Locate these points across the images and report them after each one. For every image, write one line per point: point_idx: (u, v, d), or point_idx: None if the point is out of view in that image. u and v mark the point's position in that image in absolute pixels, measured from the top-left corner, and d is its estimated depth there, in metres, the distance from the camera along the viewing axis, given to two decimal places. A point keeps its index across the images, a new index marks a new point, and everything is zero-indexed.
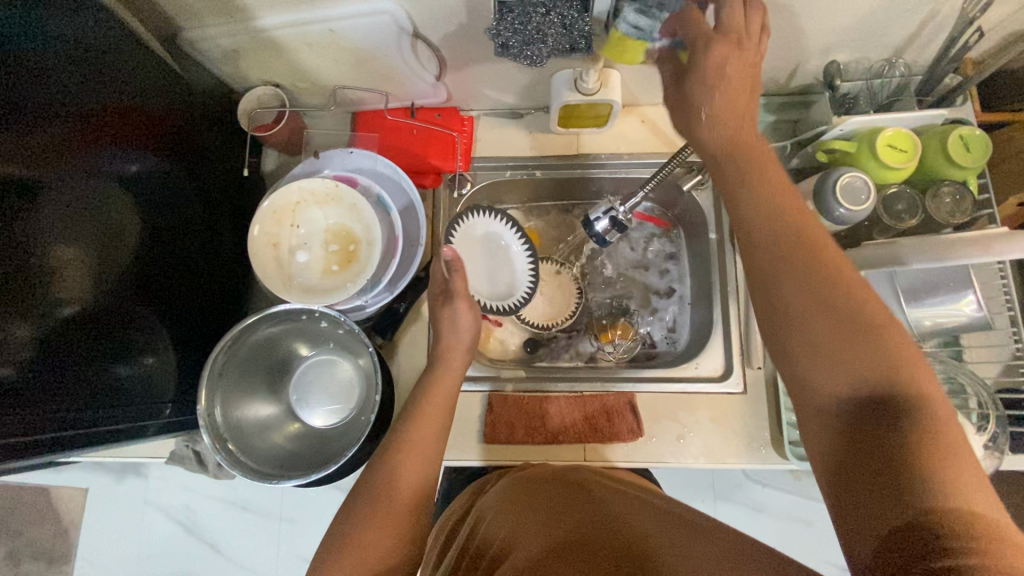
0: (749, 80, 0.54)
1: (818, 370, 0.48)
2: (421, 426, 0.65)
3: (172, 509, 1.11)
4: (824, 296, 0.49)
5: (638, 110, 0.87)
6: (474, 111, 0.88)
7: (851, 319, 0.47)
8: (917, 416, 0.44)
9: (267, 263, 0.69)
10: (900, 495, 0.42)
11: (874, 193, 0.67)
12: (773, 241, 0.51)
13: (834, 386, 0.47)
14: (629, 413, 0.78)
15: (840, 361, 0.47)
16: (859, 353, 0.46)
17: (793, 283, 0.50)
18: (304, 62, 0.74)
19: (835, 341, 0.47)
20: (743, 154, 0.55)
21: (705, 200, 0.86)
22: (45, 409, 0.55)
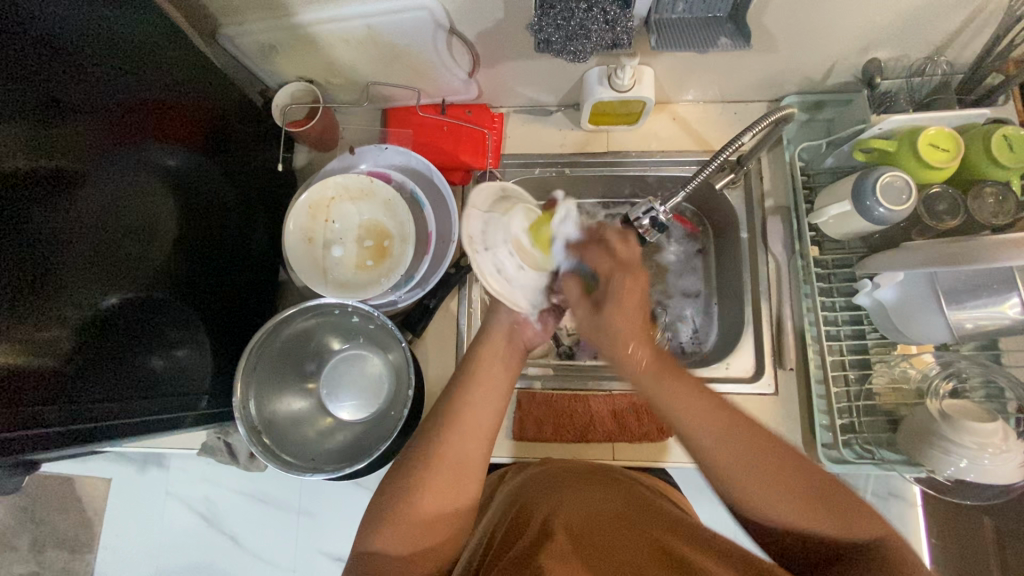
0: (640, 292, 0.59)
1: (750, 492, 0.51)
2: (478, 394, 0.60)
3: (195, 500, 1.12)
4: (740, 426, 0.52)
5: (669, 108, 0.87)
6: (504, 108, 0.88)
7: (763, 444, 0.51)
8: (857, 523, 0.49)
9: (302, 257, 0.69)
10: None
11: (915, 193, 0.65)
12: (700, 437, 0.53)
13: (755, 488, 0.51)
14: (658, 413, 0.78)
15: (778, 483, 0.50)
16: (750, 453, 0.51)
17: (742, 497, 0.52)
18: (338, 58, 0.74)
19: (747, 472, 0.51)
20: (654, 367, 0.56)
21: (737, 199, 0.85)
22: (89, 398, 0.56)
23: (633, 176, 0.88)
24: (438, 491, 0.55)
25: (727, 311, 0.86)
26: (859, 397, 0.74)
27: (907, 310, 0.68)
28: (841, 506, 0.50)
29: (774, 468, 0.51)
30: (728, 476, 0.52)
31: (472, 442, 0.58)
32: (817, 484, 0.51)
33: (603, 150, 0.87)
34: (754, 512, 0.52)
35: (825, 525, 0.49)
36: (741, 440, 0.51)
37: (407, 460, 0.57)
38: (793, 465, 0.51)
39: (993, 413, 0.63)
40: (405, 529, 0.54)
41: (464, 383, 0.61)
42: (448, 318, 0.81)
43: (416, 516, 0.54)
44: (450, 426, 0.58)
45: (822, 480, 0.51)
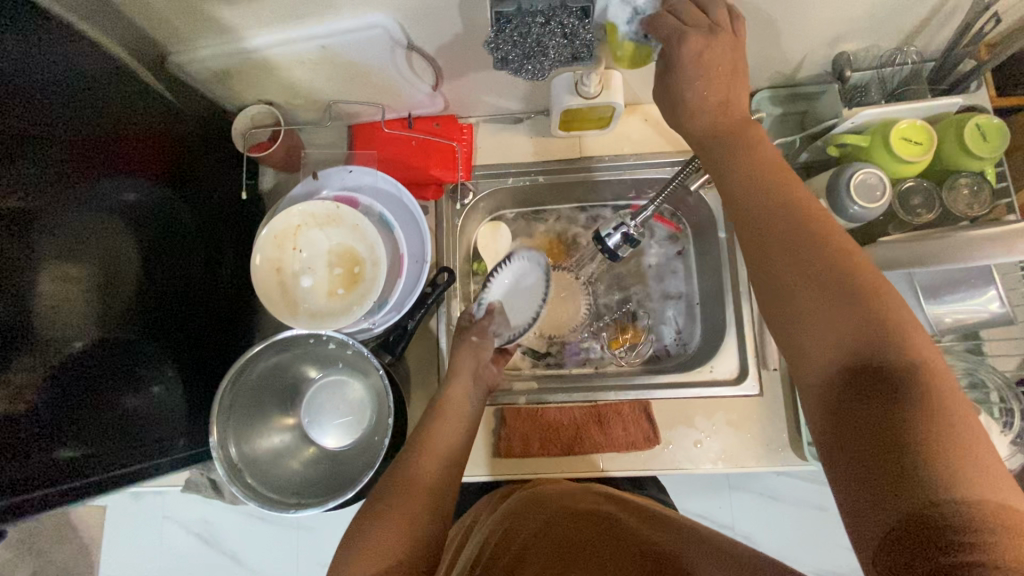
0: (733, 73, 0.52)
1: (808, 298, 0.46)
2: (445, 421, 0.70)
3: (190, 526, 1.12)
4: (841, 286, 0.45)
5: (640, 109, 0.85)
6: (473, 118, 0.86)
7: (853, 275, 0.45)
8: (907, 379, 0.41)
9: (271, 289, 0.67)
10: (904, 477, 0.39)
11: (888, 188, 0.65)
12: (760, 212, 0.51)
13: (804, 289, 0.47)
14: (644, 422, 0.77)
15: (813, 260, 0.47)
16: (831, 309, 0.45)
17: (785, 278, 0.48)
18: (296, 79, 0.72)
19: (817, 295, 0.46)
20: (765, 167, 0.52)
21: (713, 198, 0.84)
22: (62, 453, 0.55)
23: (608, 179, 0.86)
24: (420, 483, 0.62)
25: (710, 311, 0.86)
26: None
27: None
28: (878, 380, 0.42)
29: (857, 308, 0.44)
30: (790, 283, 0.48)
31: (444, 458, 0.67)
32: (859, 266, 0.46)
33: (576, 155, 0.86)
34: (793, 320, 0.48)
35: (872, 395, 0.42)
36: (818, 281, 0.46)
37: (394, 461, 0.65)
38: (834, 238, 0.47)
39: (972, 406, 0.63)
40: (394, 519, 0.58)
41: (445, 400, 0.72)
42: (428, 338, 0.80)
43: (412, 500, 0.61)
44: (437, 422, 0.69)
45: (859, 268, 0.46)
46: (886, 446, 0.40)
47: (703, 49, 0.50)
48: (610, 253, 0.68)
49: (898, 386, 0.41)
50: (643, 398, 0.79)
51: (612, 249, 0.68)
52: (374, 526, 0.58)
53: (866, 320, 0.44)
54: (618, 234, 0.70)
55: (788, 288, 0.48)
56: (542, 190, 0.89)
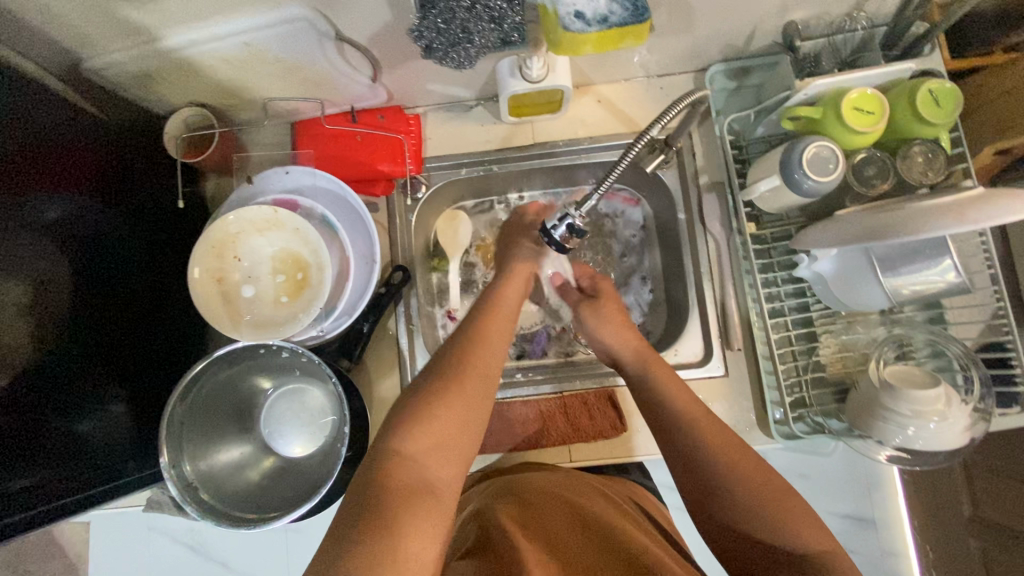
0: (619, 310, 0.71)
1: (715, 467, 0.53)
2: (492, 328, 0.62)
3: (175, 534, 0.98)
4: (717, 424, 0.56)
5: (592, 90, 0.82)
6: (419, 108, 0.83)
7: (716, 426, 0.56)
8: (777, 516, 0.50)
9: (211, 302, 0.64)
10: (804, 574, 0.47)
11: (842, 160, 0.63)
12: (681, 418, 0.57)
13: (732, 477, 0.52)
14: (610, 409, 0.77)
15: (767, 524, 0.50)
16: (730, 451, 0.54)
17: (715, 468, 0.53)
18: (224, 78, 0.68)
19: (725, 454, 0.54)
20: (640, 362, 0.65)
21: (671, 178, 0.81)
22: (10, 486, 0.54)
23: (565, 165, 0.84)
24: (455, 410, 0.54)
25: (674, 295, 0.84)
26: (808, 370, 0.73)
27: (846, 280, 0.66)
28: (759, 505, 0.51)
29: (758, 476, 0.52)
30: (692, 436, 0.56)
31: (490, 356, 0.59)
32: (778, 494, 0.51)
33: (529, 142, 0.83)
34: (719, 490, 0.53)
35: (769, 525, 0.50)
36: (722, 437, 0.55)
37: (404, 409, 0.54)
38: (776, 492, 0.52)
39: (934, 376, 0.63)
40: (433, 432, 0.52)
41: (473, 337, 0.60)
42: (388, 339, 0.79)
43: (456, 400, 0.54)
44: (466, 368, 0.57)
45: (802, 516, 0.50)
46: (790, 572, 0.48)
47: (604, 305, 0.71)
48: (557, 245, 0.63)
49: (807, 555, 0.48)
50: (609, 386, 0.78)
51: (558, 241, 0.62)
52: (420, 415, 0.52)
53: (793, 538, 0.49)
54: (563, 226, 0.61)
55: (713, 496, 0.53)
56: (498, 179, 0.87)
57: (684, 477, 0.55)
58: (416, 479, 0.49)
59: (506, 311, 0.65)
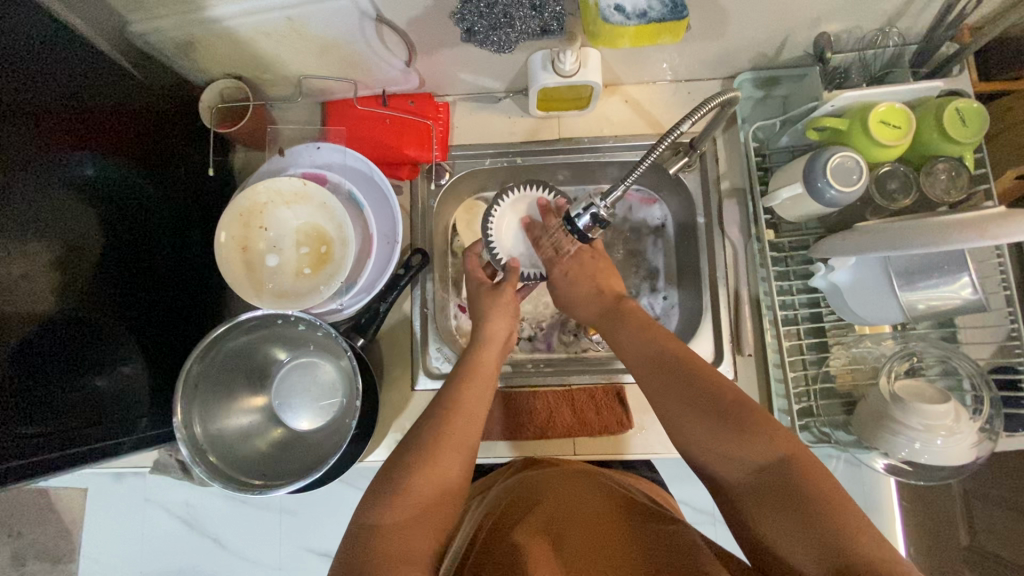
0: (592, 263, 0.74)
1: (666, 393, 0.56)
2: (471, 387, 0.64)
3: (176, 502, 0.96)
4: (662, 349, 0.60)
5: (620, 90, 0.83)
6: (449, 97, 0.84)
7: (667, 345, 0.60)
8: (732, 423, 0.50)
9: (236, 268, 0.66)
10: (771, 484, 0.47)
11: (865, 172, 0.64)
12: (636, 355, 0.62)
13: (681, 392, 0.55)
14: (617, 405, 0.77)
15: (715, 430, 0.51)
16: (675, 375, 0.56)
17: (665, 392, 0.56)
18: (262, 51, 0.70)
19: (670, 376, 0.57)
20: (607, 315, 0.69)
21: (693, 182, 0.82)
22: (29, 430, 0.55)
23: (588, 162, 0.85)
24: (429, 477, 0.55)
25: (687, 297, 0.85)
26: (817, 380, 0.74)
27: (862, 291, 0.66)
28: (711, 415, 0.51)
29: (704, 386, 0.54)
30: (646, 368, 0.59)
31: (470, 419, 0.61)
32: (736, 404, 0.51)
33: (554, 137, 0.84)
34: (673, 414, 0.54)
35: (723, 434, 0.50)
36: (665, 360, 0.58)
37: (385, 480, 0.55)
38: (743, 404, 0.51)
39: (944, 393, 0.63)
40: (407, 503, 0.53)
41: (451, 395, 0.63)
42: (402, 320, 0.80)
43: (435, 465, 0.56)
44: (450, 425, 0.59)
45: (753, 418, 0.50)
46: (759, 485, 0.47)
47: (571, 264, 0.75)
48: (579, 233, 0.64)
49: (768, 460, 0.47)
50: (617, 383, 0.78)
51: (582, 229, 0.64)
52: (395, 487, 0.54)
53: (743, 455, 0.49)
54: (587, 215, 0.62)
55: (671, 421, 0.55)
56: (520, 172, 0.88)
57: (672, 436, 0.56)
58: (395, 550, 0.50)
59: (486, 369, 0.67)
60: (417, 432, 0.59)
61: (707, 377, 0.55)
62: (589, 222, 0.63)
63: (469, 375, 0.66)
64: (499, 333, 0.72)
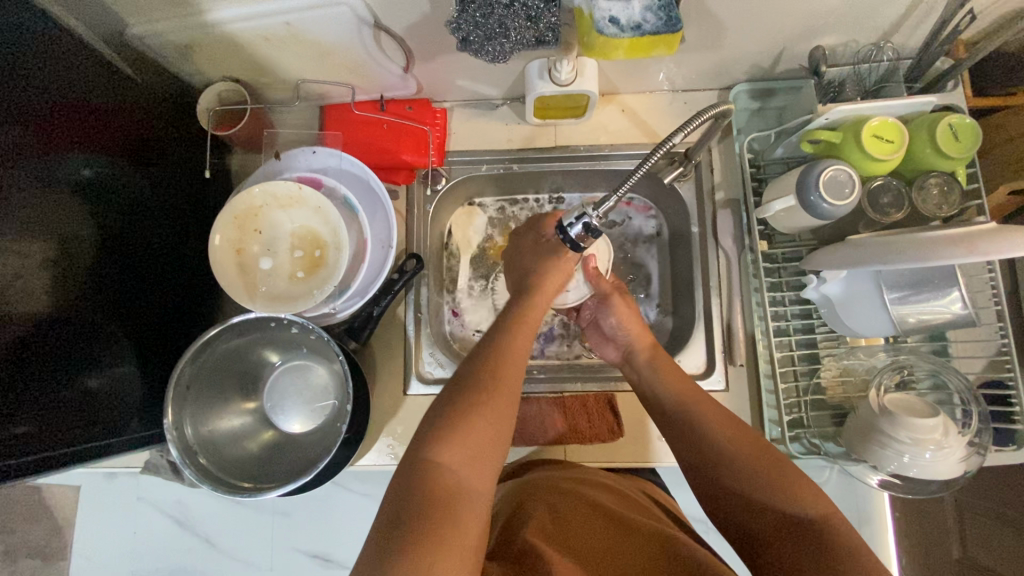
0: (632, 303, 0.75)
1: (710, 439, 0.59)
2: (517, 333, 0.64)
3: (169, 502, 0.96)
4: (704, 400, 0.64)
5: (617, 99, 0.84)
6: (447, 103, 0.84)
7: (707, 398, 0.64)
8: (776, 480, 0.54)
9: (230, 271, 0.66)
10: (804, 535, 0.50)
11: (857, 185, 0.64)
12: (677, 396, 0.65)
13: (725, 442, 0.58)
14: (609, 413, 0.77)
15: (759, 482, 0.54)
16: (719, 425, 0.60)
17: (709, 438, 0.59)
18: (261, 55, 0.70)
19: (714, 424, 0.60)
20: (647, 348, 0.71)
21: (688, 191, 0.83)
22: (18, 429, 0.55)
23: (584, 170, 0.86)
24: (484, 418, 0.56)
25: (681, 306, 0.85)
26: (808, 391, 0.74)
27: (852, 304, 0.67)
28: (755, 469, 0.55)
29: (746, 442, 0.58)
30: (687, 411, 0.63)
31: (518, 359, 0.62)
32: (778, 463, 0.56)
33: (551, 144, 0.84)
34: (716, 460, 0.58)
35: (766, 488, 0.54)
36: (709, 410, 0.62)
37: (438, 416, 0.56)
38: (781, 464, 0.55)
39: (934, 407, 0.63)
40: (463, 440, 0.54)
41: (500, 342, 0.63)
42: (396, 324, 0.80)
43: (488, 402, 0.57)
44: (497, 371, 0.60)
45: (792, 477, 0.54)
46: (790, 534, 0.51)
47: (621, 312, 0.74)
48: (572, 242, 0.64)
49: (805, 517, 0.51)
50: (609, 391, 0.78)
51: (574, 239, 0.64)
52: (450, 424, 0.55)
53: (768, 492, 0.54)
54: (579, 224, 0.62)
55: (712, 466, 0.58)
56: (517, 178, 0.88)
57: (687, 465, 0.61)
58: (449, 486, 0.51)
59: (533, 319, 0.67)
60: (467, 372, 0.60)
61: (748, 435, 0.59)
62: (581, 232, 0.64)
63: (514, 326, 0.65)
64: (554, 277, 0.70)
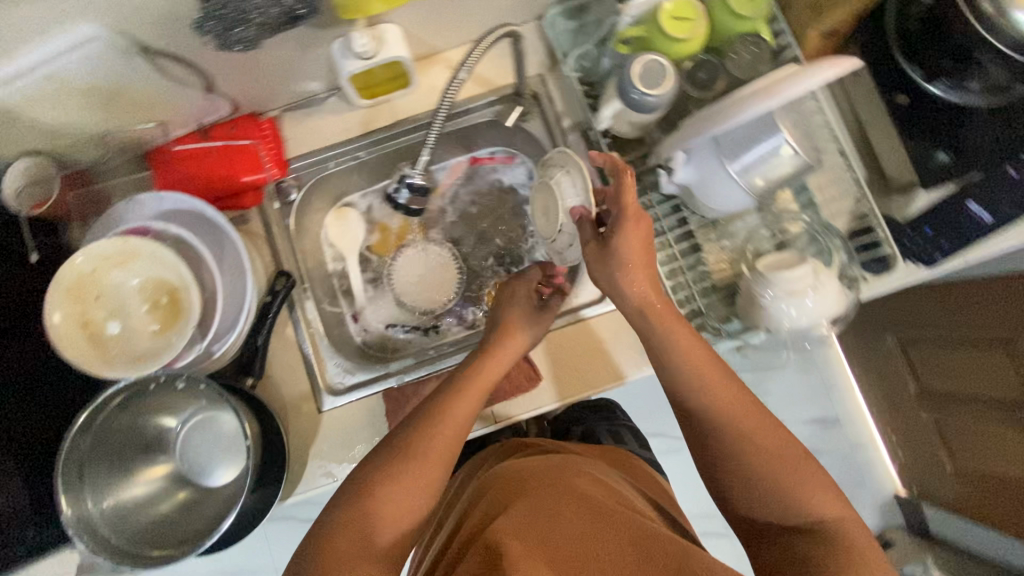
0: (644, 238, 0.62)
1: (719, 425, 0.59)
2: (459, 399, 0.65)
3: None
4: (727, 374, 0.61)
5: (441, 58, 0.82)
6: (272, 112, 0.81)
7: (716, 368, 0.61)
8: (785, 487, 0.56)
9: (80, 346, 0.62)
10: (800, 531, 0.55)
11: (672, 69, 0.64)
12: (698, 369, 0.61)
13: (736, 426, 0.59)
14: (523, 363, 0.77)
15: (771, 481, 0.57)
16: (738, 405, 0.60)
17: (730, 423, 0.59)
18: (43, 119, 0.65)
19: (732, 404, 0.60)
20: (644, 312, 0.62)
21: (537, 127, 0.82)
22: None
23: (432, 137, 0.84)
24: (409, 475, 0.58)
25: None
26: (698, 280, 0.74)
27: (705, 184, 0.68)
28: (774, 470, 0.57)
29: (761, 427, 0.59)
30: (699, 389, 0.60)
31: (453, 425, 0.62)
32: (787, 457, 0.57)
33: (390, 120, 0.82)
34: (729, 447, 0.59)
35: (781, 505, 0.56)
36: (728, 384, 0.60)
37: (357, 478, 0.58)
38: (795, 462, 0.57)
39: (801, 255, 0.67)
40: (377, 505, 0.56)
41: (435, 407, 0.64)
42: (289, 346, 0.77)
43: (418, 460, 0.59)
44: (425, 435, 0.61)
45: (797, 478, 0.56)
46: (787, 534, 0.56)
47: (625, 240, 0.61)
48: None
49: (811, 527, 0.55)
50: None
51: None
52: (365, 492, 0.57)
53: (793, 504, 0.56)
54: None
55: (718, 456, 0.59)
56: (373, 165, 0.86)
57: (698, 440, 0.61)
58: (356, 543, 0.53)
59: (478, 378, 0.67)
60: (390, 438, 0.61)
61: (762, 421, 0.59)
62: None
63: (457, 387, 0.66)
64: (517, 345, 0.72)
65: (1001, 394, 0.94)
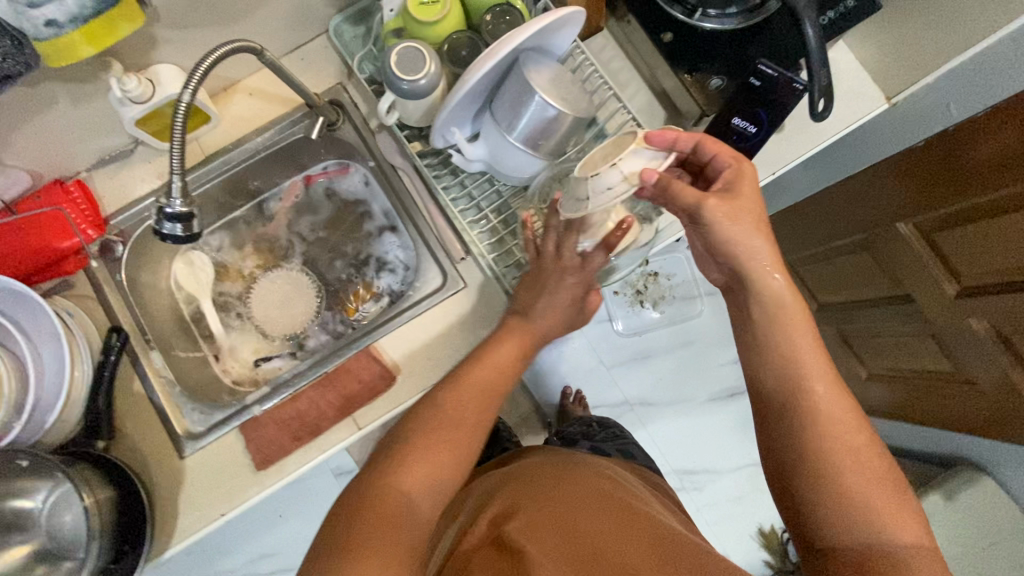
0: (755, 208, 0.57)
1: (817, 411, 0.56)
2: (461, 396, 0.64)
3: None
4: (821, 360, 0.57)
5: (241, 87, 0.82)
6: (81, 173, 0.80)
7: (805, 343, 0.58)
8: (848, 485, 0.54)
9: None
10: (867, 531, 0.52)
11: (429, 50, 0.66)
12: (797, 349, 0.57)
13: (829, 418, 0.55)
14: (375, 364, 0.76)
15: (862, 474, 0.54)
16: (823, 399, 0.56)
17: (816, 410, 0.56)
18: None
19: (827, 395, 0.56)
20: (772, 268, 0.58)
21: (350, 133, 0.83)
22: None
23: (252, 165, 0.84)
24: (429, 460, 0.58)
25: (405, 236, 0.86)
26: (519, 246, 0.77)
27: (497, 152, 0.69)
28: (864, 459, 0.54)
29: (854, 425, 0.55)
30: (793, 363, 0.57)
31: (468, 426, 0.62)
32: (874, 475, 0.54)
33: (201, 157, 0.82)
34: (818, 440, 0.55)
35: (868, 497, 0.53)
36: (821, 366, 0.57)
37: (387, 451, 0.59)
38: (888, 480, 0.54)
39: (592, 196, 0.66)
40: (418, 464, 0.57)
41: (445, 409, 0.62)
42: (140, 400, 0.76)
43: (435, 447, 0.59)
44: (441, 437, 0.60)
45: (881, 501, 0.53)
46: (848, 525, 0.53)
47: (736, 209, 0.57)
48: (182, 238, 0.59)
49: (891, 534, 0.52)
50: (367, 346, 0.77)
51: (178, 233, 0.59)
52: (393, 465, 0.57)
53: (865, 514, 0.53)
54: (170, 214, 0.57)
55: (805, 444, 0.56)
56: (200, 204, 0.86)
57: (775, 407, 0.58)
58: (396, 505, 0.54)
59: (476, 378, 0.65)
60: (407, 433, 0.61)
61: (849, 435, 0.55)
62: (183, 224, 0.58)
63: (460, 386, 0.65)
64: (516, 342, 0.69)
65: (878, 293, 1.07)
